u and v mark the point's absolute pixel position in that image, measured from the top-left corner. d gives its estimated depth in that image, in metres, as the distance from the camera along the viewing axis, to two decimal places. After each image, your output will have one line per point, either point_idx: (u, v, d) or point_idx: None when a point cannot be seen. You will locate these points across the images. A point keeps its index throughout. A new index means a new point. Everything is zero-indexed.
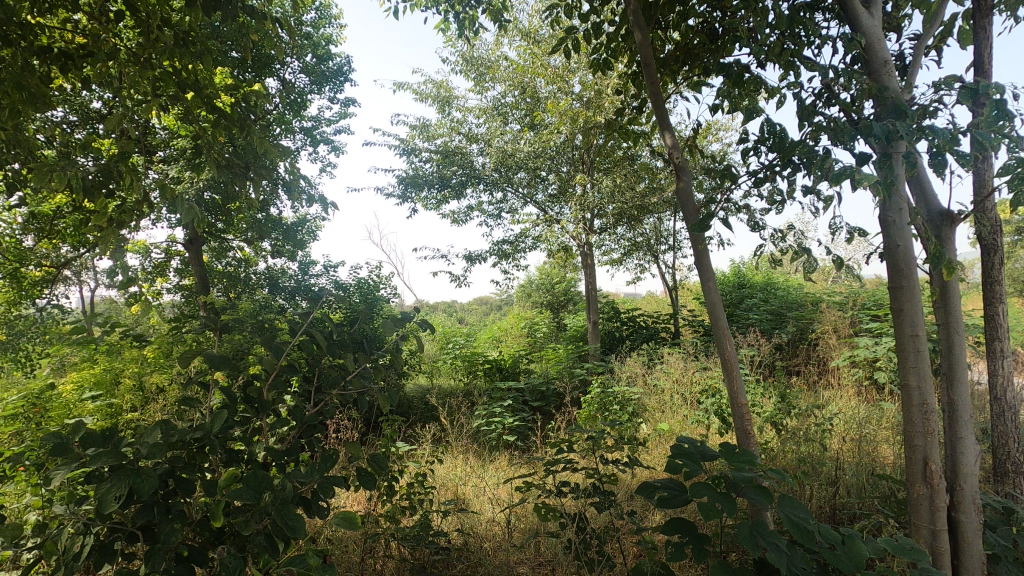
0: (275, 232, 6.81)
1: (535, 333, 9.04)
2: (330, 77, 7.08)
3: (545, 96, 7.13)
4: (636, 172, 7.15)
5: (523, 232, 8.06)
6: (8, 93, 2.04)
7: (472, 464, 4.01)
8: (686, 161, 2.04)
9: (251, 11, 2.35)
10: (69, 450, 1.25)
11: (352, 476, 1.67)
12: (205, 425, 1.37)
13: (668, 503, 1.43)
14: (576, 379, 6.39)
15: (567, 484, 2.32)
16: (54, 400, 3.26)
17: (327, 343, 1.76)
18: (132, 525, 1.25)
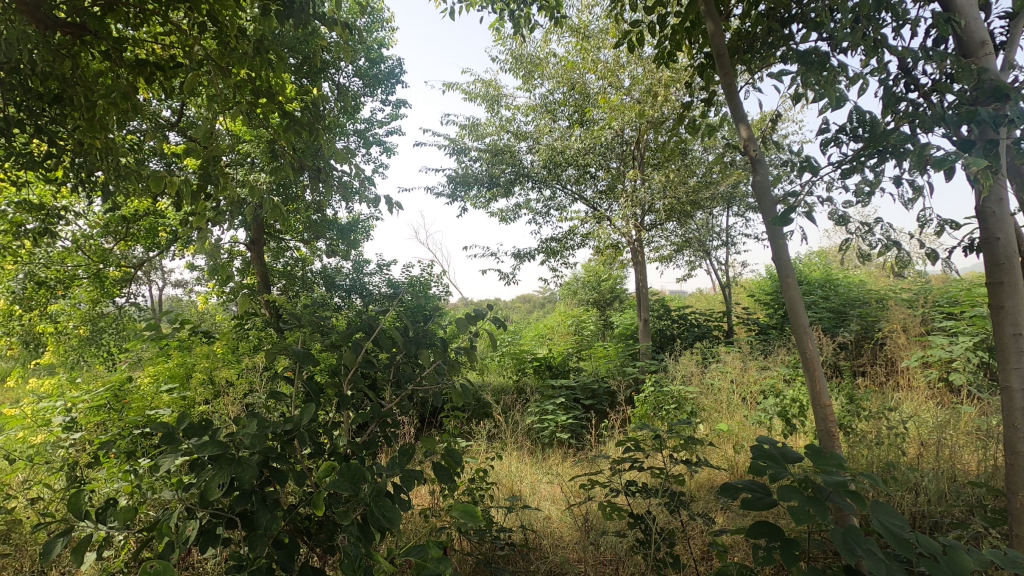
0: (330, 232, 7.01)
1: (582, 332, 8.94)
2: (382, 80, 7.24)
3: (595, 92, 7.06)
4: (689, 166, 7.01)
5: (571, 230, 8.03)
6: (114, 103, 2.19)
7: (527, 462, 4.01)
8: (762, 153, 1.97)
9: (319, 17, 2.40)
10: (174, 441, 1.33)
11: (429, 470, 1.71)
12: (294, 418, 1.42)
13: (753, 506, 1.39)
14: (628, 378, 6.31)
15: (632, 484, 2.29)
16: (134, 392, 3.44)
17: (403, 339, 1.80)
18: (232, 512, 1.32)
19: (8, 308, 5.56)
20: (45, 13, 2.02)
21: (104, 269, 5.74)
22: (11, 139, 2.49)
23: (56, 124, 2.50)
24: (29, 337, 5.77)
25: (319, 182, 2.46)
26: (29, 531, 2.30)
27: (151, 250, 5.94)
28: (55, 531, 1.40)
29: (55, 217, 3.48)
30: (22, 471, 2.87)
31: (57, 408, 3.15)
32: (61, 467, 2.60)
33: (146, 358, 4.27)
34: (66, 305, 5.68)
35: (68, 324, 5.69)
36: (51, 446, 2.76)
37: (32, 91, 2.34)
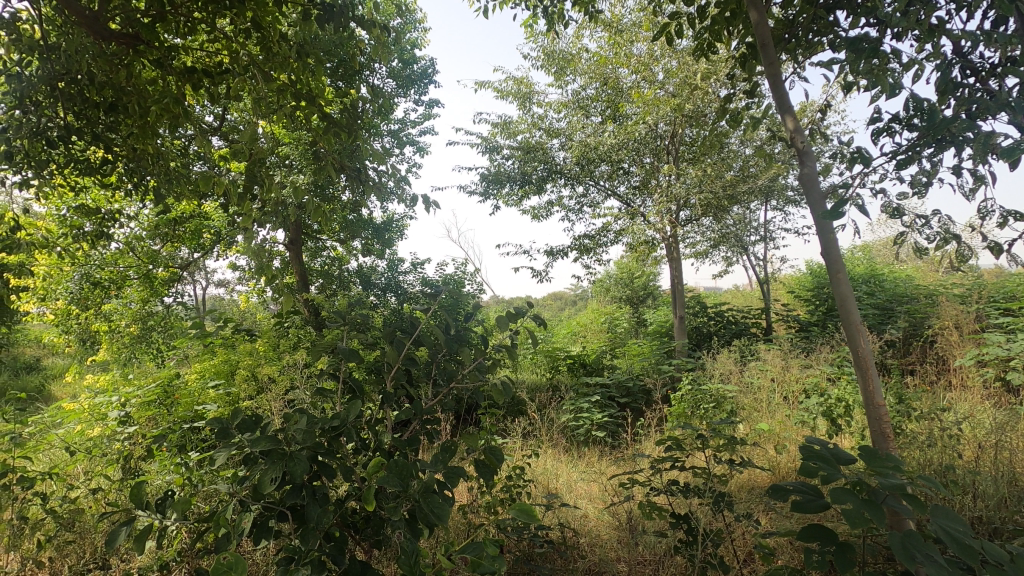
0: (365, 231, 7.12)
1: (615, 329, 8.85)
2: (415, 80, 7.33)
3: (628, 86, 6.98)
4: (725, 160, 6.86)
5: (604, 227, 7.96)
6: (168, 108, 2.28)
7: (563, 460, 4.01)
8: (810, 145, 1.92)
9: (358, 19, 2.42)
10: (228, 435, 1.38)
11: (472, 467, 1.71)
12: (341, 415, 1.45)
13: (804, 508, 1.36)
14: (664, 376, 6.23)
15: (673, 483, 2.26)
16: (182, 389, 3.57)
17: (444, 337, 1.81)
18: (284, 506, 1.36)
19: (66, 308, 5.85)
20: (103, 24, 2.12)
21: (153, 270, 5.98)
22: (70, 146, 2.63)
23: (110, 130, 2.62)
24: (86, 335, 6.06)
25: (356, 182, 2.49)
26: (91, 519, 2.43)
27: (197, 252, 6.17)
28: (119, 521, 1.47)
29: (110, 221, 3.65)
30: (81, 463, 3.02)
31: (113, 403, 3.31)
32: (118, 459, 2.73)
33: (193, 355, 4.44)
34: (118, 304, 5.93)
35: (121, 322, 5.85)
36: (108, 439, 2.89)
37: (90, 100, 2.46)
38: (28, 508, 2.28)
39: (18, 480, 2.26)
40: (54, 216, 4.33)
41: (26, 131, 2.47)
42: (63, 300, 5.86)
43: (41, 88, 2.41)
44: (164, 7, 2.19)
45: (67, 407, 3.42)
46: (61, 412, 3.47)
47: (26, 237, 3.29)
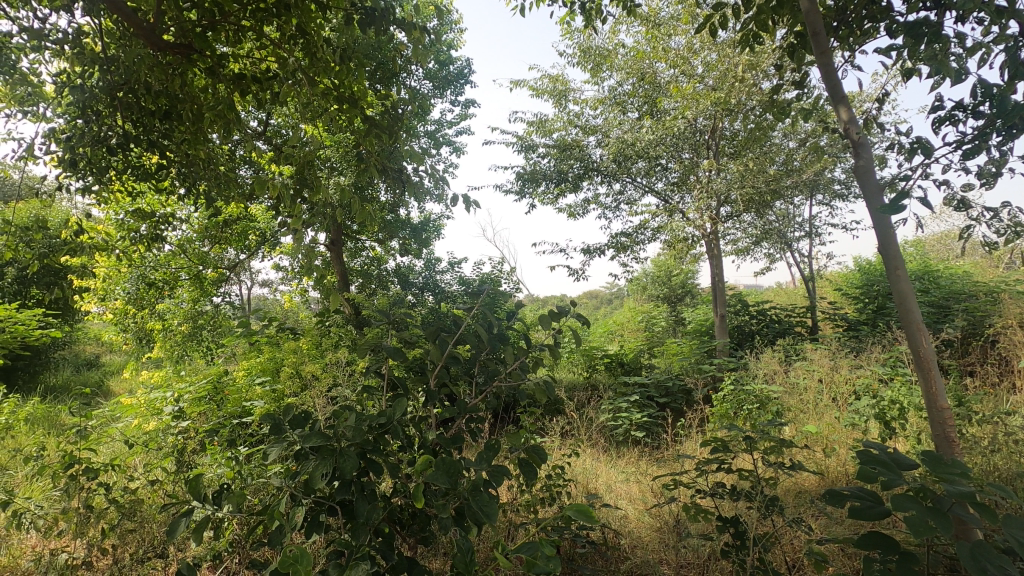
0: (403, 232, 7.22)
1: (653, 327, 8.72)
2: (451, 81, 7.39)
3: (666, 81, 6.87)
4: (768, 154, 6.66)
5: (642, 224, 7.84)
6: (221, 114, 2.36)
7: (601, 460, 3.97)
8: (866, 136, 1.84)
9: (398, 21, 2.44)
10: (280, 431, 1.42)
11: (516, 465, 1.71)
12: (388, 412, 1.47)
13: (863, 515, 1.30)
14: (704, 376, 6.10)
15: (718, 485, 2.21)
16: (231, 385, 3.70)
17: (487, 336, 1.81)
18: (334, 500, 1.39)
19: (123, 307, 6.15)
20: (158, 35, 2.19)
21: (203, 271, 6.20)
22: (128, 153, 2.76)
23: (165, 136, 2.74)
24: (141, 333, 6.36)
25: (392, 183, 2.52)
26: (149, 509, 2.55)
27: (243, 253, 6.38)
28: (179, 511, 1.53)
29: (163, 223, 3.81)
30: (140, 455, 3.17)
31: (167, 398, 3.45)
32: (173, 452, 2.84)
33: (240, 353, 4.58)
34: (171, 304, 6.18)
35: (173, 321, 6.11)
36: (164, 433, 3.02)
37: (146, 108, 2.58)
38: (93, 497, 2.41)
39: (84, 471, 2.38)
40: (112, 220, 4.54)
41: (89, 139, 2.61)
42: (121, 300, 6.16)
43: (101, 99, 2.54)
44: (214, 17, 2.27)
45: (126, 402, 3.59)
46: (121, 407, 3.65)
47: (90, 240, 3.47)
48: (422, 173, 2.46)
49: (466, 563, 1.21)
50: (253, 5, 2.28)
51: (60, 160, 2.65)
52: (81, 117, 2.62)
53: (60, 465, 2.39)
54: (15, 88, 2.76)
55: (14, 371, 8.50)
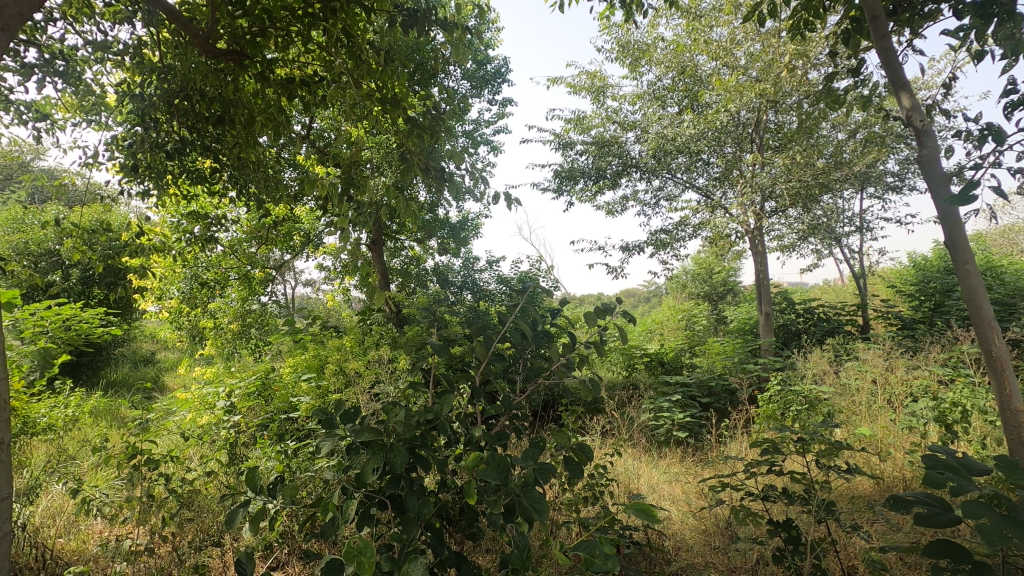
0: (442, 231, 7.29)
1: (694, 326, 8.53)
2: (488, 80, 7.42)
3: (708, 74, 6.71)
4: (816, 146, 6.43)
5: (682, 221, 7.68)
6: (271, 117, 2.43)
7: (643, 461, 3.91)
8: (931, 124, 1.77)
9: (440, 20, 2.45)
10: (332, 425, 1.45)
11: (562, 463, 1.69)
12: (436, 409, 1.48)
13: (929, 522, 1.24)
14: (749, 376, 5.93)
15: (769, 488, 2.14)
16: (279, 381, 3.81)
17: (532, 333, 1.80)
18: (385, 495, 1.41)
19: (178, 306, 6.42)
20: (212, 42, 2.28)
21: (251, 271, 6.40)
22: (184, 157, 2.87)
23: (217, 141, 2.85)
24: (194, 332, 6.62)
25: (431, 181, 2.52)
26: (204, 499, 2.65)
27: (289, 253, 6.57)
28: (236, 502, 1.59)
29: (215, 225, 3.95)
30: (195, 447, 3.29)
31: (219, 394, 3.59)
32: (225, 445, 2.95)
33: (287, 350, 4.71)
34: (222, 303, 6.41)
35: (223, 320, 6.33)
36: (216, 426, 3.14)
37: (201, 114, 2.68)
38: (154, 487, 2.53)
39: (146, 461, 2.50)
40: (167, 223, 4.75)
41: (148, 146, 2.74)
42: (175, 299, 6.44)
43: (159, 106, 2.66)
44: (265, 24, 2.34)
45: (181, 397, 3.76)
46: (177, 401, 3.81)
47: (149, 242, 3.65)
48: (462, 171, 2.48)
49: (521, 559, 1.22)
50: (301, 11, 2.34)
51: (122, 166, 2.80)
52: (141, 125, 2.75)
53: (124, 455, 2.51)
54: (81, 98, 2.92)
55: (78, 367, 9.00)
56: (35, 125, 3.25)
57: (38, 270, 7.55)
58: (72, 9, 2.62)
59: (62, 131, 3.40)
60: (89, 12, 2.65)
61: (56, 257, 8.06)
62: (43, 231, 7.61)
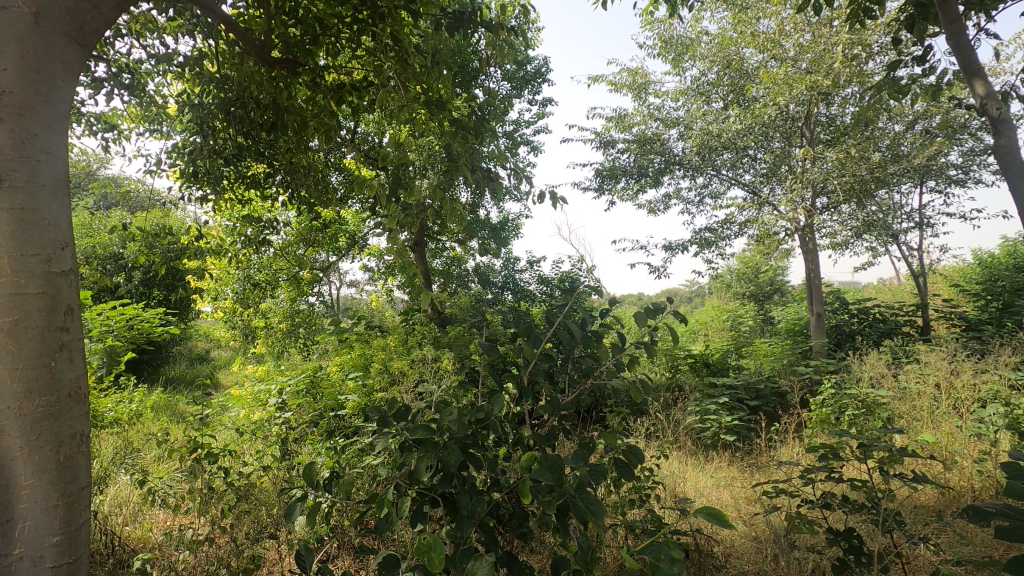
0: (483, 231, 7.33)
1: (741, 326, 8.28)
2: (529, 81, 7.42)
3: (755, 67, 6.52)
4: (872, 139, 6.15)
5: (728, 219, 7.49)
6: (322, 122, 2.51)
7: (689, 464, 3.83)
8: (1011, 111, 1.74)
9: (487, 25, 2.43)
10: (387, 423, 1.48)
11: (613, 464, 1.68)
12: (488, 408, 1.49)
13: (1011, 536, 1.16)
14: (800, 378, 5.73)
15: (828, 495, 2.06)
16: (328, 379, 3.91)
17: (582, 334, 1.79)
18: (438, 492, 1.43)
19: (232, 306, 6.69)
20: (268, 52, 2.36)
21: (300, 272, 6.60)
22: (240, 163, 2.98)
23: (270, 146, 2.94)
24: (247, 330, 6.88)
25: (477, 182, 2.53)
26: (260, 492, 2.75)
27: (335, 255, 6.75)
28: (294, 496, 1.64)
29: (266, 228, 4.08)
30: (249, 441, 3.42)
31: (271, 391, 3.71)
32: (278, 441, 3.04)
33: (334, 349, 4.83)
34: (272, 303, 6.63)
35: (274, 320, 6.55)
36: (269, 422, 3.25)
37: (256, 121, 2.80)
38: (214, 479, 2.64)
39: (206, 454, 2.61)
40: (223, 226, 4.95)
41: (207, 152, 2.86)
42: (230, 300, 6.71)
43: (217, 114, 2.78)
44: (316, 32, 2.43)
45: (236, 393, 3.91)
46: (232, 397, 3.97)
47: (206, 245, 3.82)
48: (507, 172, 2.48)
49: (583, 561, 1.21)
50: (351, 18, 2.40)
51: (183, 172, 2.93)
52: (200, 133, 2.87)
53: (187, 448, 2.63)
54: (146, 109, 3.08)
55: (140, 363, 9.48)
56: (103, 136, 3.45)
57: (105, 272, 8.00)
58: (138, 24, 2.76)
59: (127, 140, 3.59)
60: (154, 27, 2.79)
61: (120, 260, 8.53)
62: (110, 235, 8.08)
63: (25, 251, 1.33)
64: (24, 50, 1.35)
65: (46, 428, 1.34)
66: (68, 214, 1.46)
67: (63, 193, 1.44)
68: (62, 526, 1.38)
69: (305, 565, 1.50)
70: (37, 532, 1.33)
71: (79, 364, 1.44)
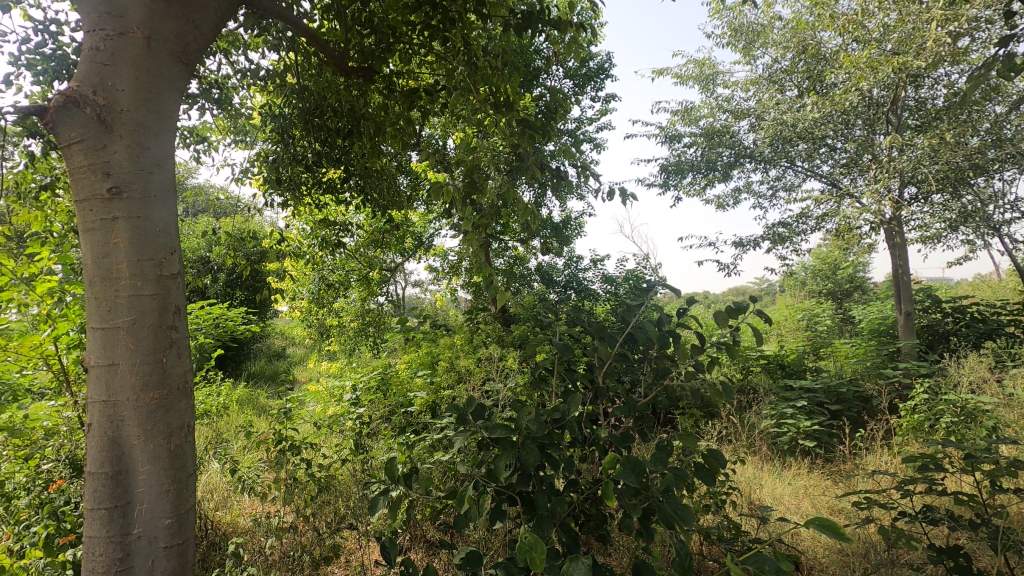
0: (546, 230, 7.31)
1: (819, 326, 7.82)
2: (591, 77, 7.35)
3: (833, 52, 6.16)
4: (970, 123, 5.65)
5: (803, 213, 7.11)
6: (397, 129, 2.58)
7: (765, 470, 3.67)
8: None
9: (556, 23, 2.39)
10: (466, 421, 1.50)
11: (694, 467, 1.64)
12: (565, 409, 1.49)
13: None
14: (886, 382, 5.35)
15: (927, 510, 1.91)
16: (397, 377, 4.03)
17: (658, 335, 1.75)
18: (518, 491, 1.45)
19: (308, 306, 7.02)
20: (345, 61, 2.44)
21: (369, 273, 6.81)
22: (319, 170, 3.11)
23: (345, 153, 3.06)
24: (321, 329, 7.20)
25: (546, 182, 2.52)
26: (339, 484, 2.88)
27: (402, 256, 6.94)
28: (377, 490, 1.69)
29: (339, 231, 4.25)
30: (327, 435, 3.57)
31: (345, 387, 3.86)
32: (354, 435, 3.17)
33: (402, 347, 4.96)
34: (343, 302, 6.90)
35: (346, 318, 6.82)
36: (344, 417, 3.38)
37: (332, 128, 2.93)
38: (296, 471, 2.77)
39: (290, 446, 2.76)
40: (299, 230, 5.20)
41: (289, 160, 3.01)
42: (306, 299, 7.04)
43: (297, 123, 2.92)
44: (390, 40, 2.52)
45: (313, 388, 4.10)
46: (309, 393, 4.16)
47: (286, 248, 4.02)
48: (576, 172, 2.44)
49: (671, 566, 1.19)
50: (423, 25, 2.46)
51: (267, 179, 3.11)
52: (281, 142, 3.03)
53: (273, 440, 2.78)
54: (233, 121, 3.29)
55: (225, 360, 10.13)
56: (195, 147, 3.71)
57: (194, 274, 8.59)
58: (225, 42, 2.95)
59: (215, 151, 3.84)
60: (240, 44, 2.97)
61: (207, 262, 9.15)
62: (198, 240, 8.69)
63: (141, 256, 1.45)
64: (138, 72, 1.48)
65: (159, 419, 1.46)
66: (175, 222, 1.58)
67: (171, 200, 1.56)
68: (173, 510, 1.49)
69: (390, 557, 1.55)
70: (152, 514, 1.45)
71: (187, 360, 1.56)
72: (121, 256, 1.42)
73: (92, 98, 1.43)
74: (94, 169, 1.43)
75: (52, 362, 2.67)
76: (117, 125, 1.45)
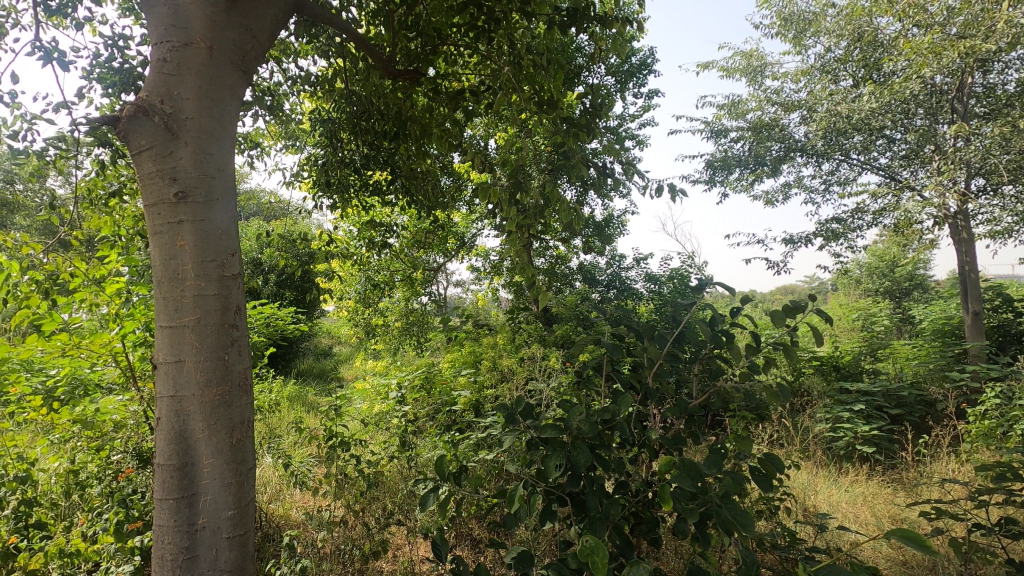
0: (588, 229, 7.25)
1: (877, 326, 7.45)
2: (634, 73, 7.24)
3: (890, 38, 5.87)
4: None
5: (859, 208, 6.80)
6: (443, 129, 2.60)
7: (820, 476, 3.52)
8: None
9: (601, 18, 2.35)
10: (515, 420, 1.48)
11: (750, 471, 1.58)
12: (615, 409, 1.46)
13: None
14: (951, 386, 5.05)
15: (1005, 523, 1.79)
16: (441, 375, 4.08)
17: (711, 334, 1.70)
18: (569, 492, 1.44)
19: (354, 305, 7.18)
20: (392, 64, 2.48)
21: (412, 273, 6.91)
22: (366, 172, 3.17)
23: (391, 155, 3.11)
24: (366, 328, 7.35)
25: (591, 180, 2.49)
26: (386, 480, 2.93)
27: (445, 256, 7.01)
28: (427, 486, 1.69)
29: (384, 232, 4.33)
30: (374, 432, 3.64)
31: (391, 385, 3.93)
32: (400, 433, 3.22)
33: (445, 346, 5.01)
34: (388, 302, 7.02)
35: (391, 318, 6.94)
36: (390, 414, 3.44)
37: (379, 131, 2.99)
38: (345, 466, 2.84)
39: (340, 443, 2.82)
40: (346, 231, 5.33)
41: (337, 163, 3.08)
42: (352, 299, 7.20)
43: (344, 127, 2.99)
44: (436, 42, 2.54)
45: (360, 386, 4.19)
46: (357, 390, 4.25)
47: (333, 249, 4.13)
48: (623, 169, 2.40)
49: None
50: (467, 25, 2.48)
51: (317, 182, 3.19)
52: (330, 146, 3.10)
53: (324, 436, 2.86)
54: (284, 127, 3.39)
55: (276, 358, 10.47)
56: (249, 153, 3.85)
57: (246, 276, 8.91)
58: (277, 50, 3.05)
59: (268, 156, 3.97)
60: (291, 52, 3.06)
61: (258, 263, 9.47)
62: (251, 242, 9.01)
63: (205, 258, 1.51)
64: (201, 80, 1.55)
65: (222, 414, 1.52)
66: (236, 223, 1.64)
67: (232, 202, 1.62)
68: (235, 502, 1.55)
69: (441, 555, 1.56)
70: (215, 505, 1.51)
71: (247, 357, 1.62)
72: (186, 257, 1.49)
73: (160, 106, 1.50)
74: (162, 175, 1.50)
75: (120, 359, 2.82)
76: (183, 132, 1.52)
